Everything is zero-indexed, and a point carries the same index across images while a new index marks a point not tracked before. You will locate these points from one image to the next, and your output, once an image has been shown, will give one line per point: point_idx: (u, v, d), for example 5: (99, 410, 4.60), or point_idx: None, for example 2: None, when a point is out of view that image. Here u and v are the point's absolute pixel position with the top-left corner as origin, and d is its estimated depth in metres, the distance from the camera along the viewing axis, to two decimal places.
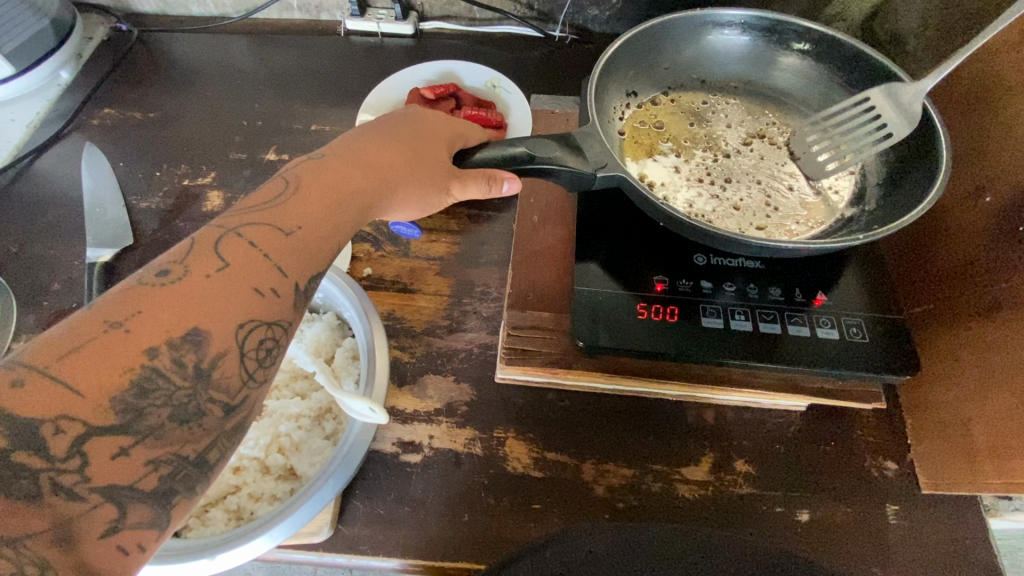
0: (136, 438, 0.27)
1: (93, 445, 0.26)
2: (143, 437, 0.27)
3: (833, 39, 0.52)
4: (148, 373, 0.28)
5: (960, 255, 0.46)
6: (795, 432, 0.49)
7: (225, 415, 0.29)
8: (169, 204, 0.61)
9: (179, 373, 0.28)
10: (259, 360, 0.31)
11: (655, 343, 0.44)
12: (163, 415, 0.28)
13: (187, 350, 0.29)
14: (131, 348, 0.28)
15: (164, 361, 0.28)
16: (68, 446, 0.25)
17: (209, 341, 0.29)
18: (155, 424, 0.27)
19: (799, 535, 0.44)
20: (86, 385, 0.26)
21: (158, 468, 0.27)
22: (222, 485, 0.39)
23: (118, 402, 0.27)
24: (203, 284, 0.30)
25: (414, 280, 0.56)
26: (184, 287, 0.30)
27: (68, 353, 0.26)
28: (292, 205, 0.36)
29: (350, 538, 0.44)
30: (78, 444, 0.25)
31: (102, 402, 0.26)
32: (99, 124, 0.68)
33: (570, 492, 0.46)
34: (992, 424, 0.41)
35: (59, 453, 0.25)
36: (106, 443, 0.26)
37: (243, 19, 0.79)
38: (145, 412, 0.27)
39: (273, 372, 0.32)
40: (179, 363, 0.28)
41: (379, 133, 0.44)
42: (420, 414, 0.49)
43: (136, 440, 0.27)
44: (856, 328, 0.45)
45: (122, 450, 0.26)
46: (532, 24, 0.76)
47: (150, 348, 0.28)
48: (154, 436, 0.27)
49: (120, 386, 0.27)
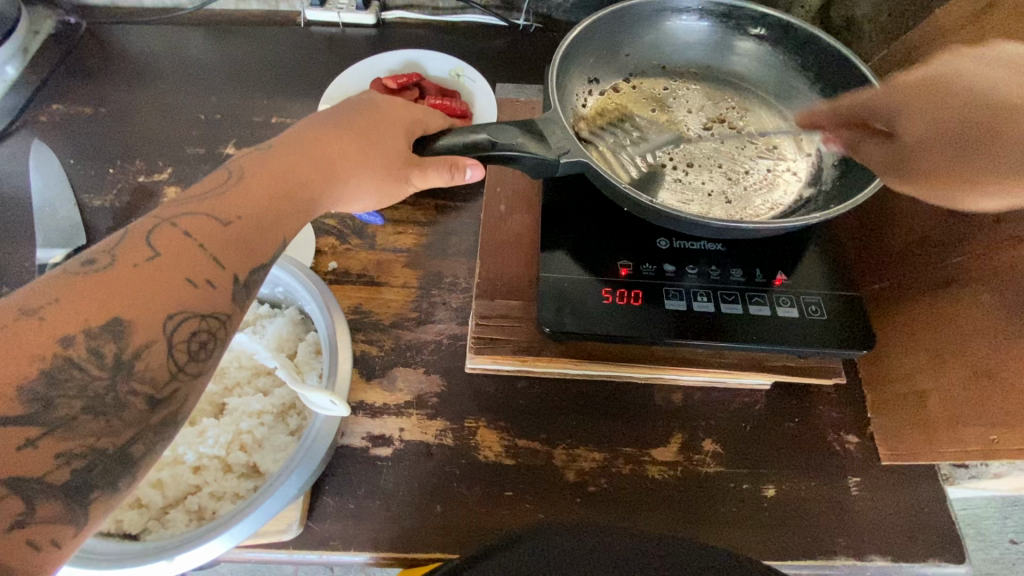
0: (45, 430, 0.26)
1: None
2: (54, 429, 0.26)
3: (788, 23, 0.53)
4: (62, 363, 0.27)
5: (914, 232, 0.47)
6: (761, 411, 0.50)
7: (150, 408, 0.28)
8: (123, 201, 0.59)
9: (96, 363, 0.27)
10: (190, 353, 0.30)
11: (618, 326, 0.44)
12: (76, 405, 0.27)
13: (105, 340, 0.28)
14: (43, 335, 0.27)
15: (81, 351, 0.27)
16: None
17: (133, 331, 0.28)
18: (67, 416, 0.26)
19: (764, 509, 0.46)
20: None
21: (70, 461, 0.26)
22: (183, 485, 0.39)
23: (26, 392, 0.26)
24: (130, 274, 0.29)
25: (380, 273, 0.55)
26: (108, 275, 0.29)
27: None
28: (233, 195, 0.35)
29: (320, 534, 0.43)
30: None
31: (8, 392, 0.25)
32: (47, 120, 0.66)
33: (541, 478, 0.46)
34: (947, 395, 0.43)
35: None
36: (12, 435, 0.25)
37: (199, 10, 0.77)
38: (54, 401, 0.26)
39: (208, 365, 0.31)
40: (97, 352, 0.27)
41: (334, 123, 0.43)
42: (389, 408, 0.48)
43: (44, 431, 0.26)
44: (814, 306, 0.46)
45: (29, 441, 0.25)
46: (495, 12, 0.76)
47: (65, 337, 0.27)
48: (65, 428, 0.26)
49: (29, 375, 0.26)
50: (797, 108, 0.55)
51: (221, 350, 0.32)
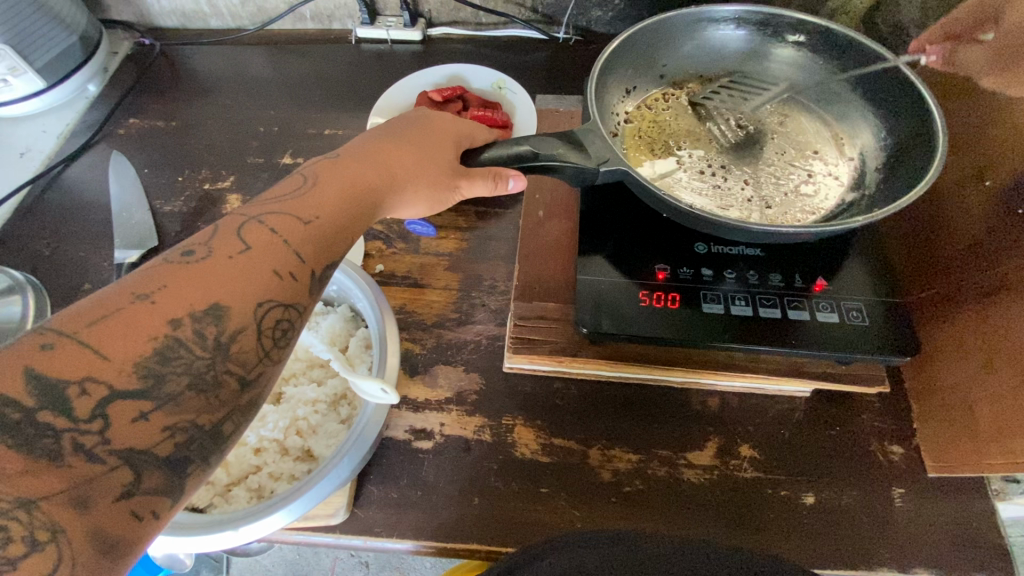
0: (156, 404, 0.29)
1: (115, 407, 0.27)
2: (163, 403, 0.29)
3: (826, 30, 0.53)
4: (171, 342, 0.30)
5: (962, 239, 0.46)
6: (801, 418, 0.49)
7: (241, 388, 0.31)
8: (190, 207, 0.64)
9: (200, 344, 0.30)
10: (275, 339, 0.33)
11: (659, 328, 0.45)
12: (182, 382, 0.29)
13: (208, 323, 0.31)
14: (155, 318, 0.30)
15: (186, 332, 0.30)
16: (92, 408, 0.27)
17: (229, 316, 0.31)
18: (175, 392, 0.29)
19: (803, 516, 0.45)
20: (112, 350, 0.28)
21: (174, 435, 0.29)
22: (245, 466, 0.42)
23: (141, 367, 0.29)
24: (226, 264, 0.33)
25: (424, 275, 0.58)
26: (208, 266, 0.32)
27: (98, 322, 0.29)
28: (310, 198, 0.38)
29: (365, 520, 0.45)
30: (101, 407, 0.27)
31: (126, 367, 0.28)
32: (125, 133, 0.72)
33: (577, 476, 0.47)
34: (997, 405, 0.41)
35: (83, 415, 0.27)
36: (126, 408, 0.28)
37: (259, 31, 0.82)
38: (164, 378, 0.29)
39: (286, 352, 0.34)
40: (200, 335, 0.30)
41: (393, 136, 0.46)
42: (431, 403, 0.51)
43: (155, 406, 0.28)
44: (856, 312, 0.46)
45: (142, 414, 0.28)
46: (536, 27, 0.78)
47: (174, 319, 0.30)
48: (173, 403, 0.29)
49: (144, 353, 0.29)
50: (839, 113, 0.55)
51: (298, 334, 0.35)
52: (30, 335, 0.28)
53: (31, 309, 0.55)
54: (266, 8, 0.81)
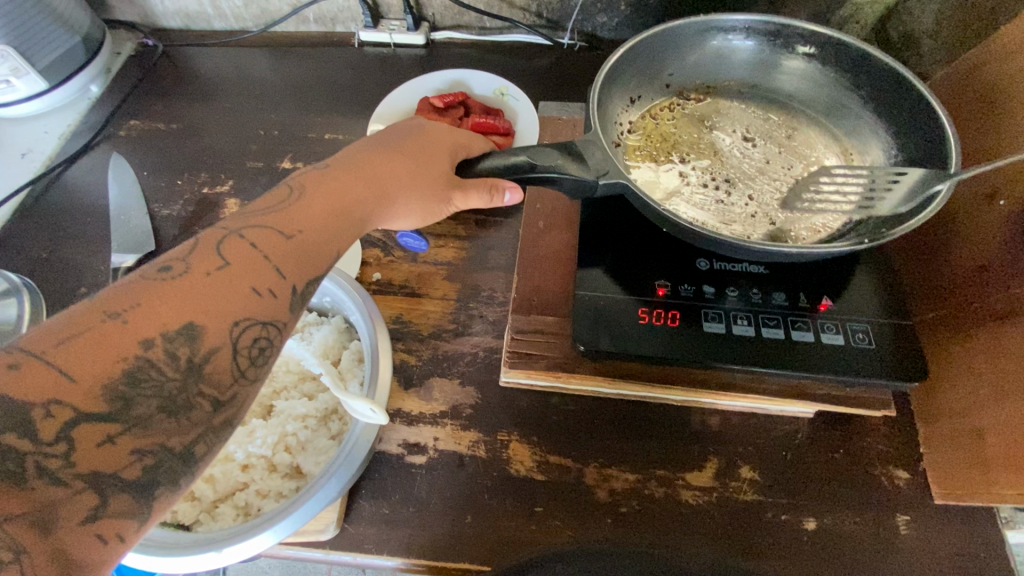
0: (124, 427, 0.28)
1: (80, 431, 0.27)
2: (131, 426, 0.28)
3: (839, 42, 0.51)
4: (142, 363, 0.29)
5: (974, 260, 0.45)
6: (803, 440, 0.48)
7: (214, 409, 0.30)
8: (189, 211, 0.64)
9: (172, 365, 0.30)
10: (252, 358, 0.32)
11: (656, 347, 0.44)
12: (152, 404, 0.29)
13: (180, 344, 0.30)
14: (126, 338, 0.29)
15: (158, 353, 0.29)
16: (56, 431, 0.26)
17: (203, 336, 0.31)
18: (144, 414, 0.28)
19: (804, 543, 0.44)
20: (80, 371, 0.27)
21: (143, 458, 0.28)
22: (232, 481, 0.41)
23: (109, 390, 0.28)
24: (202, 281, 0.32)
25: (421, 285, 0.57)
26: (184, 283, 0.32)
27: (67, 341, 0.28)
28: (296, 211, 0.37)
29: (355, 536, 0.45)
30: (66, 430, 0.26)
31: (94, 390, 0.27)
32: (125, 135, 0.72)
33: (572, 495, 0.46)
34: (1007, 434, 0.40)
35: (48, 439, 0.26)
36: (93, 431, 0.27)
37: (263, 33, 0.82)
38: (134, 400, 0.28)
39: (264, 371, 0.33)
40: (172, 355, 0.30)
41: (385, 145, 0.45)
42: (425, 416, 0.50)
43: (122, 429, 0.28)
44: (861, 334, 0.44)
45: (109, 437, 0.27)
46: (541, 32, 0.77)
47: (145, 339, 0.29)
48: (142, 426, 0.28)
49: (113, 374, 0.28)
50: (849, 127, 0.53)
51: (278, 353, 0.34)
52: None
53: (27, 312, 0.55)
54: (270, 10, 0.80)
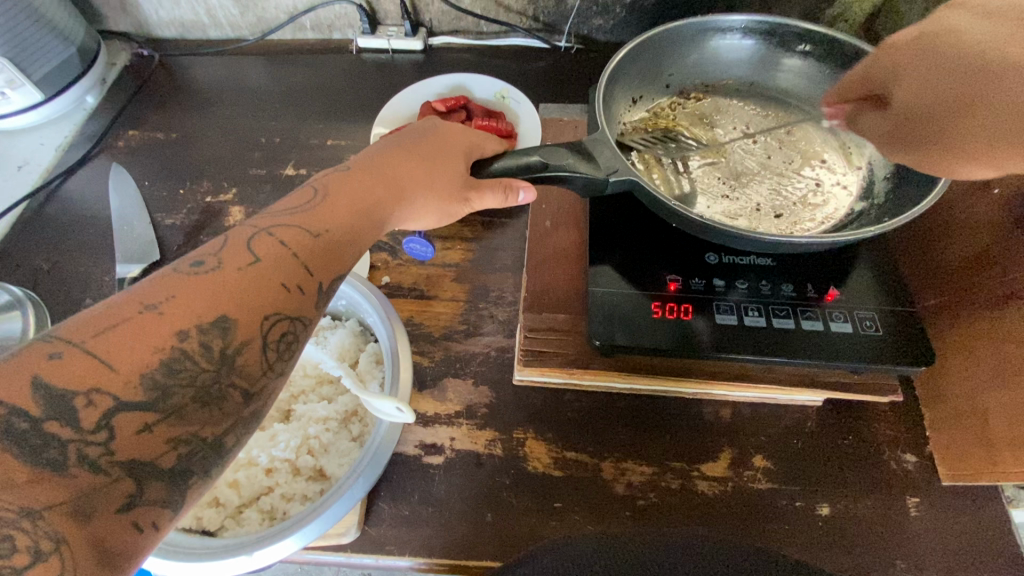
0: (161, 415, 0.28)
1: (120, 419, 0.27)
2: (168, 415, 0.28)
3: (833, 38, 0.53)
4: (178, 354, 0.29)
5: (969, 246, 0.46)
6: (813, 427, 0.49)
7: (245, 401, 0.31)
8: (192, 220, 0.63)
9: (206, 357, 0.29)
10: (279, 352, 0.32)
11: (672, 340, 0.45)
12: (187, 395, 0.29)
13: (214, 335, 0.30)
14: (163, 329, 0.29)
15: (193, 344, 0.29)
16: (97, 419, 0.26)
17: (236, 328, 0.31)
18: (179, 404, 0.28)
19: (820, 528, 0.45)
20: (119, 360, 0.27)
21: (178, 447, 0.28)
22: (256, 486, 0.41)
23: (147, 379, 0.28)
24: (234, 276, 0.32)
25: (430, 287, 0.57)
26: (216, 276, 0.32)
27: (105, 331, 0.28)
28: (320, 211, 0.38)
29: (376, 538, 0.45)
30: (107, 418, 0.26)
31: (133, 379, 0.27)
32: (125, 145, 0.71)
33: (590, 490, 0.47)
34: (1010, 413, 0.42)
35: (89, 426, 0.26)
36: (131, 420, 0.27)
37: (259, 41, 0.82)
38: (170, 390, 0.28)
39: (291, 365, 0.33)
40: (206, 347, 0.30)
41: (402, 146, 0.45)
42: (441, 417, 0.50)
43: (160, 417, 0.28)
44: (869, 321, 0.46)
45: (146, 426, 0.27)
46: (538, 36, 0.78)
47: (181, 330, 0.29)
48: (178, 416, 0.28)
49: (150, 364, 0.28)
50: None
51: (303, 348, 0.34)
52: (36, 343, 0.27)
53: (32, 324, 0.54)
54: (265, 18, 0.80)
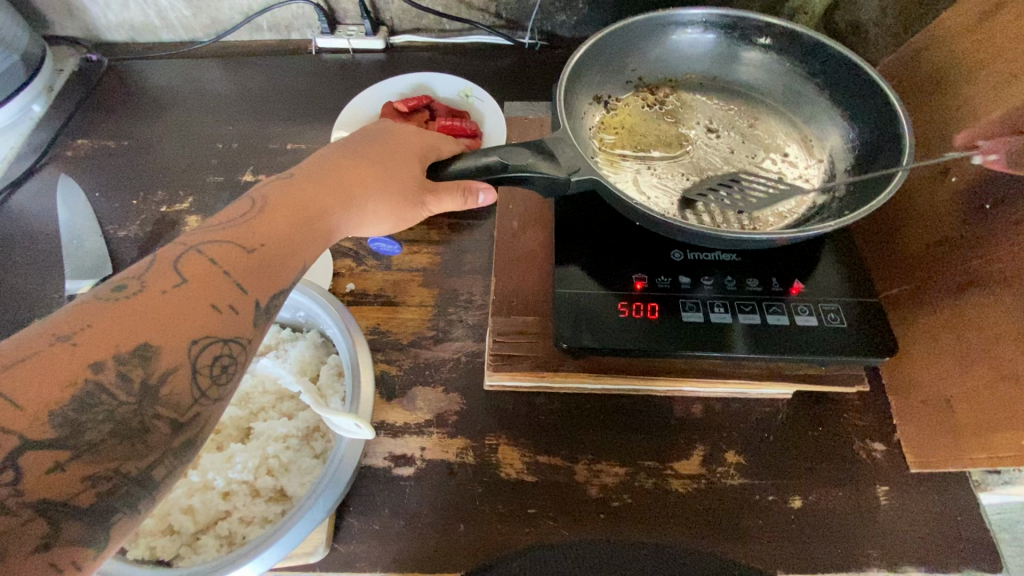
0: (74, 454, 0.26)
1: (28, 457, 0.25)
2: (81, 452, 0.26)
3: (793, 31, 0.53)
4: (92, 388, 0.27)
5: (930, 236, 0.47)
6: (783, 420, 0.49)
7: (173, 432, 0.29)
8: (147, 231, 0.61)
9: (124, 389, 0.28)
10: (213, 377, 0.31)
11: (638, 340, 0.45)
12: (104, 430, 0.27)
13: (135, 365, 0.28)
14: (78, 361, 0.27)
15: (110, 376, 0.28)
16: (1, 458, 0.24)
17: (160, 356, 0.29)
18: (95, 440, 0.27)
19: (792, 521, 0.45)
20: (26, 397, 0.26)
21: (96, 484, 0.26)
22: (213, 511, 0.39)
23: (56, 416, 0.26)
24: (158, 301, 0.30)
25: (397, 293, 0.56)
26: (138, 302, 0.30)
27: (11, 366, 0.26)
28: (256, 223, 0.36)
29: (346, 556, 0.43)
30: (12, 458, 0.25)
31: (41, 416, 0.26)
32: (74, 155, 0.68)
33: (563, 494, 0.46)
34: (973, 400, 0.42)
35: None
36: (41, 458, 0.25)
37: (215, 43, 0.79)
38: (83, 426, 0.26)
39: (228, 389, 0.32)
40: (126, 378, 0.28)
41: (347, 153, 0.44)
42: (410, 427, 0.49)
43: (73, 455, 0.26)
44: (833, 314, 0.46)
45: (58, 464, 0.25)
46: (502, 33, 0.77)
47: (96, 361, 0.28)
48: (93, 452, 0.26)
49: (60, 400, 0.26)
50: (807, 114, 0.55)
51: (241, 372, 0.32)
52: None
53: None
54: (220, 19, 0.77)
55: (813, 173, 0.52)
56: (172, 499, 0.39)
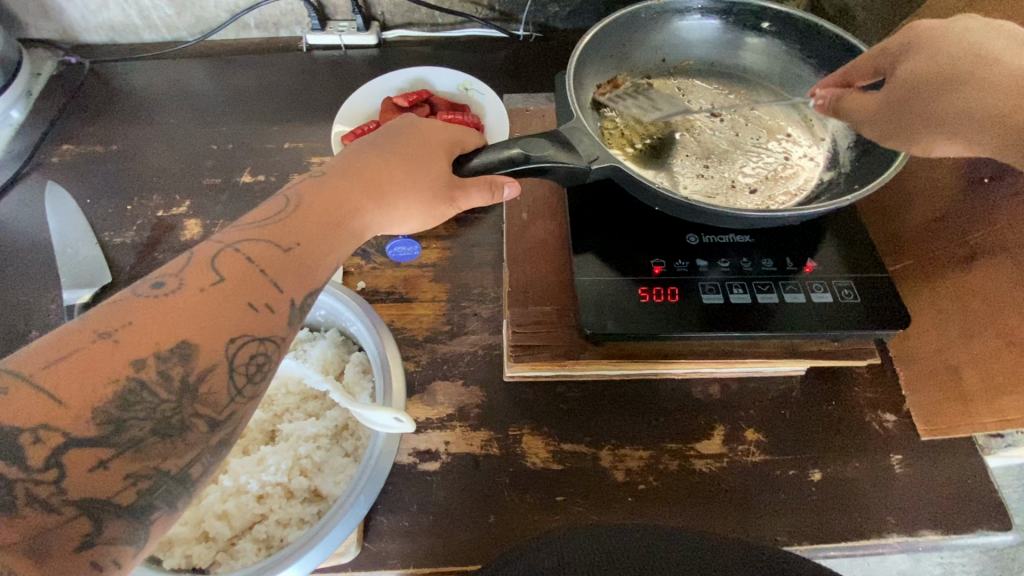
0: (116, 451, 0.26)
1: (72, 456, 0.25)
2: (124, 450, 0.26)
3: (789, 15, 0.55)
4: (134, 385, 0.27)
5: (933, 210, 0.49)
6: (799, 396, 0.51)
7: (211, 429, 0.29)
8: (144, 237, 0.59)
9: (164, 386, 0.28)
10: (248, 375, 0.30)
11: (661, 322, 0.45)
12: (145, 427, 0.27)
13: (174, 363, 0.28)
14: (119, 358, 0.27)
15: (151, 373, 0.27)
16: (46, 456, 0.25)
17: (198, 354, 0.29)
18: (137, 437, 0.27)
19: (812, 492, 0.46)
20: (68, 395, 0.26)
21: (137, 482, 0.26)
22: (248, 515, 0.39)
23: (100, 414, 0.26)
24: (197, 298, 0.30)
25: (409, 289, 0.56)
26: (177, 299, 0.30)
27: (55, 362, 0.26)
28: (290, 222, 0.36)
29: (376, 554, 0.43)
30: (56, 456, 0.25)
31: (84, 413, 0.26)
32: (59, 161, 0.66)
33: (590, 481, 0.46)
34: (982, 366, 0.44)
35: (37, 465, 0.24)
36: (84, 455, 0.25)
37: (200, 42, 0.77)
38: (126, 422, 0.26)
39: (262, 388, 0.31)
40: (166, 376, 0.28)
41: (375, 146, 0.43)
42: (433, 422, 0.49)
43: (115, 452, 0.26)
44: (846, 289, 0.47)
45: (101, 462, 0.26)
46: (495, 25, 0.77)
47: (136, 359, 0.27)
48: (134, 450, 0.26)
49: (103, 398, 0.26)
50: (805, 95, 0.56)
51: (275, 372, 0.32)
52: None
53: None
54: (206, 17, 0.76)
55: (817, 151, 0.53)
56: (205, 505, 0.39)
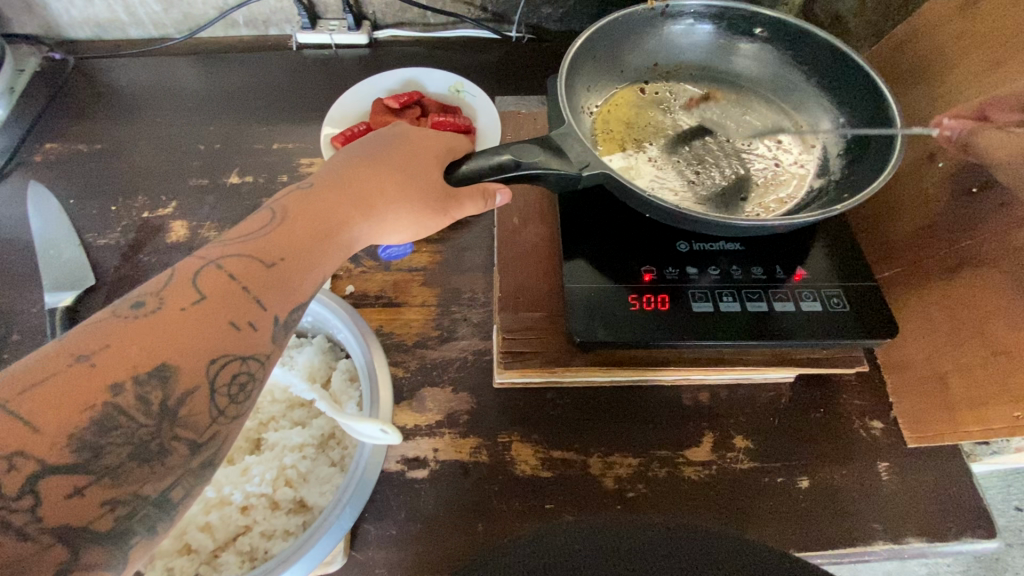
0: (94, 478, 0.26)
1: (47, 484, 0.25)
2: (100, 477, 0.26)
3: (780, 20, 0.54)
4: (111, 410, 0.27)
5: (921, 219, 0.49)
6: (787, 403, 0.51)
7: (192, 452, 0.28)
8: (129, 238, 0.58)
9: (143, 411, 0.27)
10: (231, 397, 0.30)
11: (650, 333, 0.45)
12: (124, 452, 0.26)
13: (153, 386, 0.27)
14: (97, 382, 0.26)
15: (129, 398, 0.27)
16: (21, 485, 0.24)
17: (178, 377, 0.28)
18: (115, 463, 0.26)
19: (799, 499, 0.46)
20: (43, 421, 0.25)
21: (115, 509, 0.26)
22: (232, 527, 0.38)
23: (77, 440, 0.25)
24: (178, 318, 0.29)
25: (398, 293, 0.55)
26: (157, 320, 0.29)
27: (31, 388, 0.25)
28: (274, 235, 0.35)
29: (363, 562, 0.43)
30: (31, 483, 0.24)
31: (60, 440, 0.25)
32: (42, 160, 0.64)
33: (579, 488, 0.46)
34: (968, 376, 0.44)
35: (11, 493, 0.24)
36: (60, 484, 0.25)
37: (188, 39, 0.76)
38: (104, 449, 0.26)
39: (245, 408, 0.31)
40: (144, 400, 0.27)
41: (364, 156, 0.43)
42: (421, 428, 0.48)
43: (92, 480, 0.26)
44: (835, 299, 0.47)
45: (77, 489, 0.25)
46: (487, 26, 0.76)
47: (115, 383, 0.27)
48: (112, 476, 0.26)
49: (80, 424, 0.26)
50: (795, 101, 0.57)
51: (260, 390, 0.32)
52: None
53: None
54: (194, 14, 0.75)
55: (806, 156, 0.54)
56: (188, 516, 0.39)
